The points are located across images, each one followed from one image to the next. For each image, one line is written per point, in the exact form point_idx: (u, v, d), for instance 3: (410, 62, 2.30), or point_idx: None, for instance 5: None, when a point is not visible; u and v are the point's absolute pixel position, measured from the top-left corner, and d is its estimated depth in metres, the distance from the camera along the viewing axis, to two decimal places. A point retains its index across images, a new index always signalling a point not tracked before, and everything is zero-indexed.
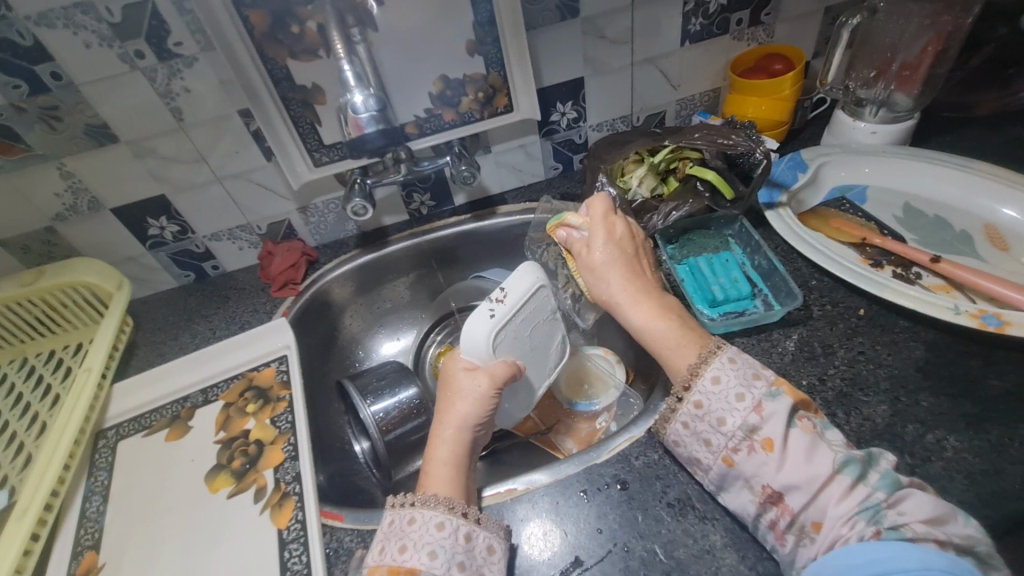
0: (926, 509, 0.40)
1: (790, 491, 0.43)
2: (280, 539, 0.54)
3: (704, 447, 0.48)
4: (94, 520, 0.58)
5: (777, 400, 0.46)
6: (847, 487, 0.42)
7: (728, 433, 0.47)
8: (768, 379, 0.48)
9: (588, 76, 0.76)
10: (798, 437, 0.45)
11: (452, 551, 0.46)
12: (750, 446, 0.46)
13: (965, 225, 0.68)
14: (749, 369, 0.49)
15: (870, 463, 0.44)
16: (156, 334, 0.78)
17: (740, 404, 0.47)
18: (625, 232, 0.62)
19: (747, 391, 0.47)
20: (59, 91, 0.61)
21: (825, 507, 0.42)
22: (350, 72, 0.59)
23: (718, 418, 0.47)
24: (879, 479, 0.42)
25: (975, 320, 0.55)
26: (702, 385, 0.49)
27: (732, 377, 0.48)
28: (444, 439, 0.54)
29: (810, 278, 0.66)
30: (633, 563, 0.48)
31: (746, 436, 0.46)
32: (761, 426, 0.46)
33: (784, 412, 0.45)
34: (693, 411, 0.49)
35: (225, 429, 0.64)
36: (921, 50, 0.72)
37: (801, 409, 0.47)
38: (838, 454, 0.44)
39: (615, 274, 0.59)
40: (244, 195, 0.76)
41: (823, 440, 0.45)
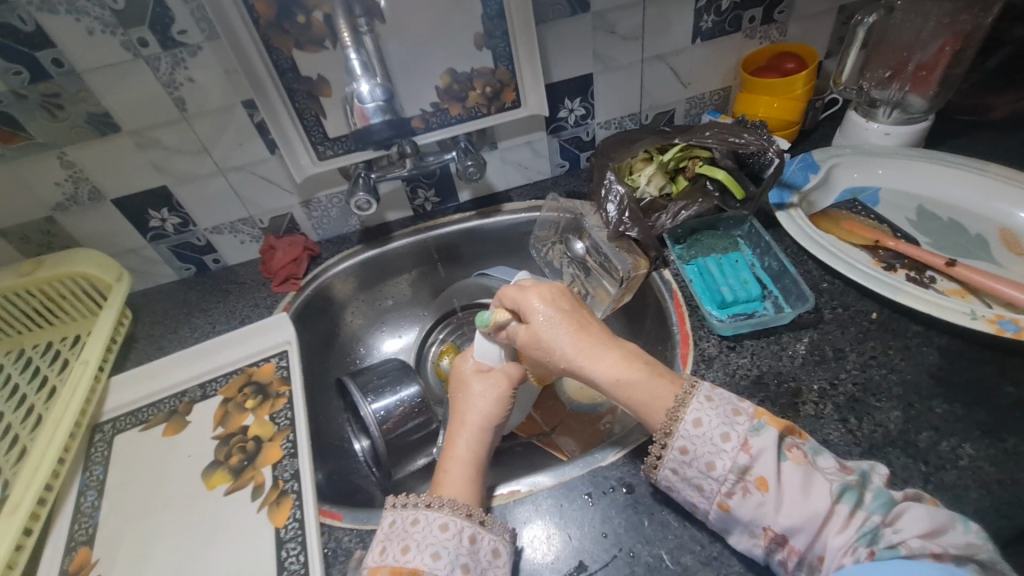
0: (923, 522, 0.39)
1: (794, 533, 0.41)
2: (278, 538, 0.53)
3: (697, 492, 0.45)
4: (88, 515, 0.57)
5: (763, 434, 0.44)
6: (847, 517, 0.41)
7: (719, 477, 0.44)
8: (749, 413, 0.46)
9: (597, 72, 0.75)
10: (791, 470, 0.43)
11: (456, 552, 0.44)
12: (744, 489, 0.43)
13: (979, 228, 0.66)
14: (727, 405, 0.47)
15: (864, 484, 0.42)
16: (156, 327, 0.77)
17: (727, 444, 0.44)
18: (554, 292, 0.56)
19: (731, 430, 0.45)
20: (61, 79, 0.60)
21: (828, 541, 0.40)
22: (356, 61, 0.58)
23: (707, 462, 0.45)
24: (874, 500, 0.41)
25: (993, 326, 0.53)
26: (685, 429, 0.46)
27: (714, 418, 0.46)
28: (464, 439, 0.53)
29: (821, 281, 0.65)
30: (638, 569, 0.47)
31: (739, 478, 0.44)
32: (751, 465, 0.44)
33: (772, 446, 0.44)
34: (679, 458, 0.46)
35: (223, 425, 0.63)
36: (938, 50, 0.71)
37: (788, 437, 0.45)
38: (833, 483, 0.42)
39: (562, 336, 0.53)
40: (246, 188, 0.75)
41: (816, 469, 0.43)
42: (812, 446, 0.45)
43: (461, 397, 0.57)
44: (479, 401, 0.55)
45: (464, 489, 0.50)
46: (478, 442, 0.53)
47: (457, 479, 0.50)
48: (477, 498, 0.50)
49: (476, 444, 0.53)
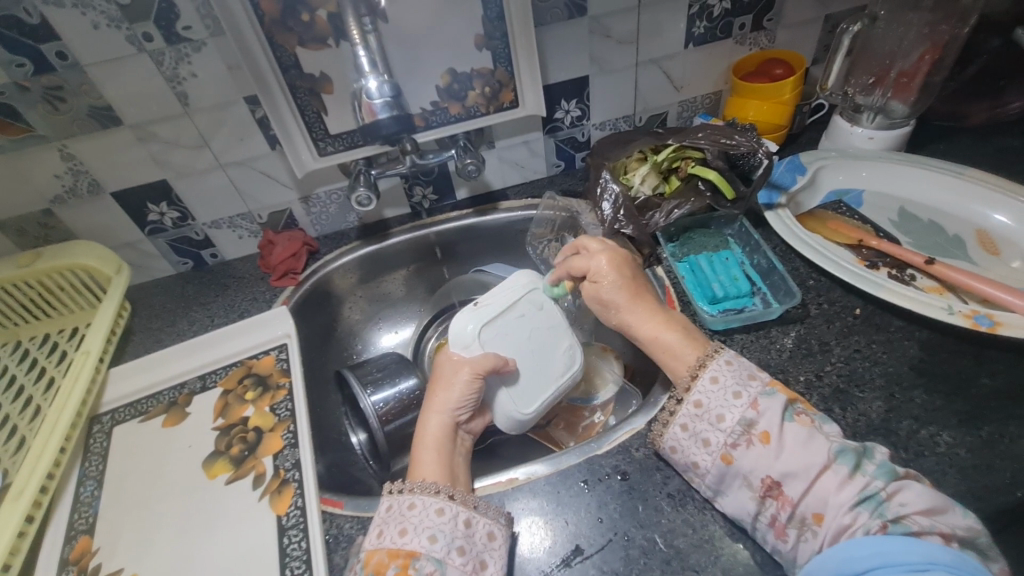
0: (924, 499, 0.41)
1: (787, 479, 0.44)
2: (280, 525, 0.54)
3: (702, 448, 0.48)
4: (88, 505, 0.57)
5: (772, 397, 0.48)
6: (845, 477, 0.43)
7: (727, 429, 0.48)
8: (763, 380, 0.50)
9: (593, 75, 0.77)
10: (795, 429, 0.46)
11: (452, 536, 0.46)
12: (748, 441, 0.47)
13: (957, 230, 0.69)
14: (744, 370, 0.50)
15: (866, 454, 0.44)
16: (154, 321, 0.78)
17: (737, 401, 0.48)
18: (620, 258, 0.63)
19: (743, 389, 0.48)
20: (65, 72, 0.61)
21: (825, 497, 0.43)
22: (365, 58, 0.59)
23: (717, 415, 0.48)
24: (876, 469, 0.43)
25: (969, 320, 0.56)
26: (702, 385, 0.50)
27: (729, 377, 0.50)
28: (428, 426, 0.56)
29: (808, 278, 0.67)
30: (634, 551, 0.48)
31: (744, 430, 0.47)
32: (757, 420, 0.47)
33: (779, 407, 0.47)
34: (692, 411, 0.50)
35: (223, 416, 0.64)
36: (918, 58, 0.73)
37: (797, 405, 0.48)
38: (834, 445, 0.45)
39: (626, 301, 0.60)
40: (246, 183, 0.76)
41: (821, 432, 0.46)
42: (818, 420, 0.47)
43: (432, 386, 0.59)
44: (444, 389, 0.58)
45: (441, 475, 0.51)
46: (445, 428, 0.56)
47: (427, 463, 0.53)
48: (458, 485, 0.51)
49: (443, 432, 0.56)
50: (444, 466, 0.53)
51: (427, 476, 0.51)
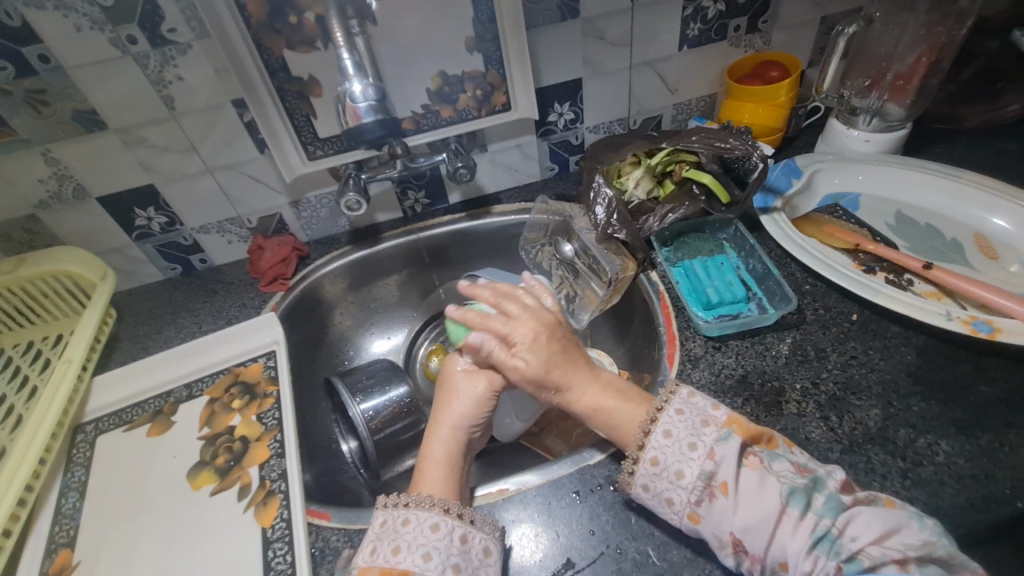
0: (875, 527, 0.40)
1: (748, 534, 0.42)
2: (265, 538, 0.52)
3: (668, 507, 0.46)
4: (69, 517, 0.56)
5: (728, 442, 0.46)
6: (797, 520, 0.41)
7: (688, 486, 0.45)
8: (719, 422, 0.47)
9: (586, 77, 0.77)
10: (748, 477, 0.44)
11: (447, 553, 0.45)
12: (710, 495, 0.45)
13: (955, 234, 0.68)
14: (697, 416, 0.48)
15: (815, 488, 0.43)
16: (140, 328, 0.76)
17: (693, 453, 0.46)
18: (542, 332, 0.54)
19: (697, 440, 0.46)
20: (47, 75, 0.60)
21: (785, 545, 0.41)
22: (349, 61, 0.58)
23: (676, 471, 0.46)
24: (824, 504, 0.42)
25: (967, 326, 0.55)
26: (656, 441, 0.48)
27: (683, 429, 0.47)
28: (438, 437, 0.54)
29: (804, 283, 0.66)
30: (626, 565, 0.47)
31: (705, 484, 0.45)
32: (716, 471, 0.45)
33: (734, 452, 0.45)
34: (651, 470, 0.47)
35: (209, 426, 0.63)
36: (915, 61, 0.73)
37: (749, 445, 0.47)
38: (783, 487, 0.43)
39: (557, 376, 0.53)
40: (235, 187, 0.75)
41: (771, 472, 0.44)
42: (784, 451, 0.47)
43: (443, 395, 0.58)
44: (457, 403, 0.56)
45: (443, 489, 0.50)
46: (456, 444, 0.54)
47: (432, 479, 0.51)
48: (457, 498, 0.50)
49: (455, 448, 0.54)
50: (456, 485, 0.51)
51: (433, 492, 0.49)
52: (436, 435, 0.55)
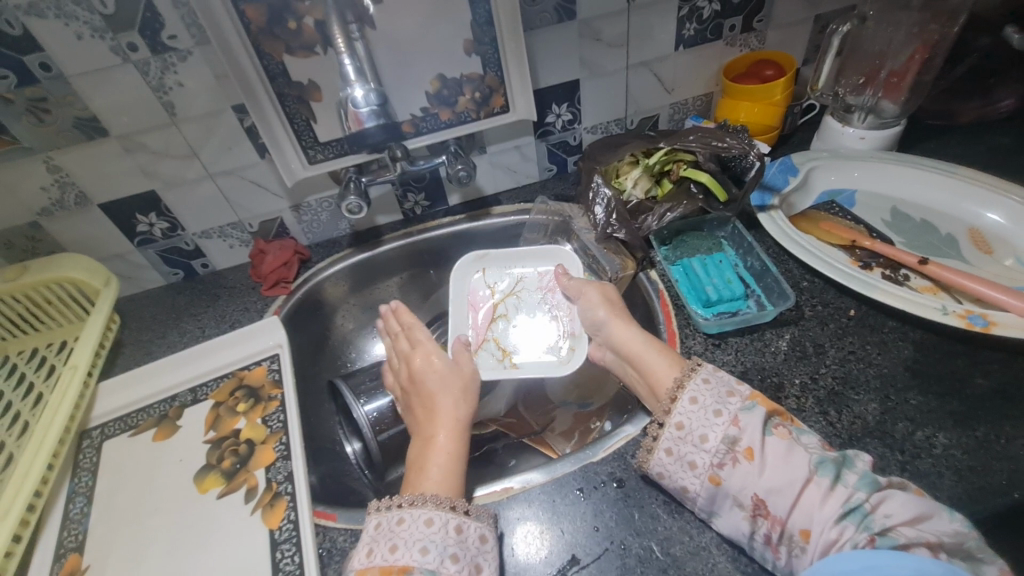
0: (909, 510, 0.40)
1: (772, 497, 0.43)
2: (272, 540, 0.53)
3: (690, 471, 0.47)
4: (78, 521, 0.56)
5: (752, 412, 0.46)
6: (827, 490, 0.42)
7: (711, 449, 0.46)
8: (743, 395, 0.48)
9: (584, 78, 0.77)
10: (775, 444, 0.45)
11: (444, 544, 0.45)
12: (733, 460, 0.45)
13: (950, 229, 0.69)
14: (722, 387, 0.49)
15: (846, 464, 0.43)
16: (143, 333, 0.77)
17: (718, 419, 0.47)
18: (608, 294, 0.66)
19: (723, 407, 0.47)
20: (49, 84, 0.60)
21: (810, 513, 0.42)
22: (350, 67, 0.58)
23: (700, 435, 0.47)
24: (858, 480, 0.42)
25: (963, 320, 0.56)
26: (682, 406, 0.49)
27: (709, 396, 0.48)
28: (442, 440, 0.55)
29: (801, 280, 0.67)
30: (630, 560, 0.48)
31: (728, 449, 0.46)
32: (740, 436, 0.45)
33: (759, 422, 0.46)
34: (675, 434, 0.48)
35: (215, 429, 0.63)
36: (909, 58, 0.74)
37: (774, 417, 0.47)
38: (813, 456, 0.44)
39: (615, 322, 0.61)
40: (236, 192, 0.75)
41: (800, 444, 0.45)
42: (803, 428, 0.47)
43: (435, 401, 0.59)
44: (442, 394, 0.59)
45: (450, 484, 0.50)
46: (454, 429, 0.56)
47: (436, 471, 0.51)
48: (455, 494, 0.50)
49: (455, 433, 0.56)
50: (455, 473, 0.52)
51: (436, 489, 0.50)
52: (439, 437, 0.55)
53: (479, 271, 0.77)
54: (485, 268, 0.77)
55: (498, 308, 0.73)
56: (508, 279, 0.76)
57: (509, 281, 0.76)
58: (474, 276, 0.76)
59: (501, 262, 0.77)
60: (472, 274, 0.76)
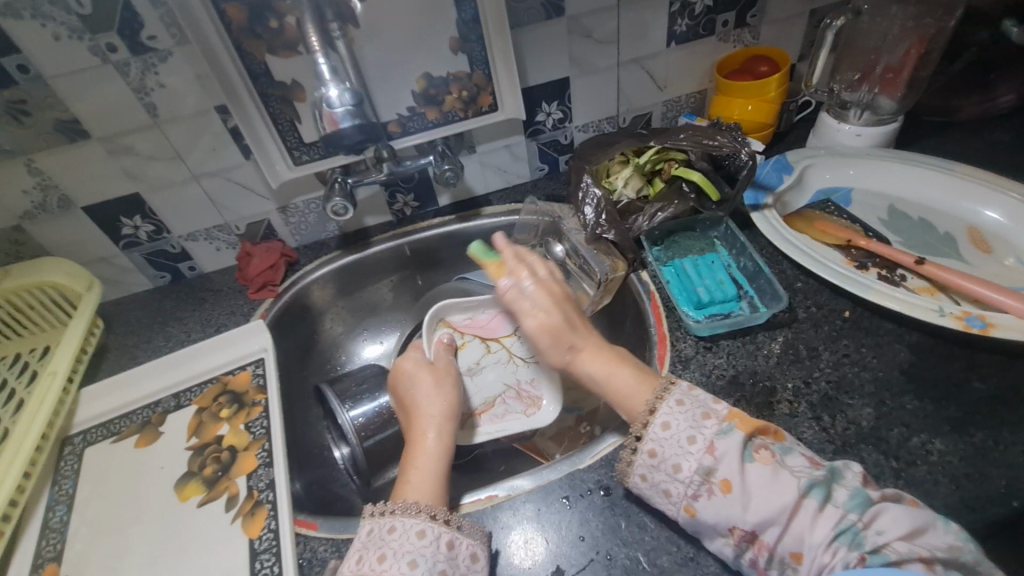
0: (903, 524, 0.39)
1: (763, 526, 0.41)
2: (252, 549, 0.52)
3: (666, 498, 0.46)
4: (57, 530, 0.55)
5: (729, 436, 0.44)
6: (817, 512, 0.40)
7: (685, 480, 0.44)
8: (719, 417, 0.45)
9: (574, 76, 0.76)
10: (756, 471, 0.42)
11: (433, 559, 0.44)
12: (709, 491, 0.43)
13: (948, 228, 0.68)
14: (697, 409, 0.46)
15: (835, 480, 0.42)
16: (129, 337, 0.76)
17: (692, 448, 0.45)
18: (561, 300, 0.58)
19: (697, 433, 0.45)
20: (27, 85, 0.59)
21: (802, 536, 0.40)
22: (325, 66, 0.57)
23: (673, 465, 0.45)
24: (849, 499, 0.41)
25: (960, 322, 0.54)
26: (654, 432, 0.46)
27: (682, 421, 0.46)
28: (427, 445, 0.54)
29: (795, 281, 0.65)
30: (616, 571, 0.47)
31: (704, 480, 0.43)
32: (716, 467, 0.43)
33: (737, 448, 0.43)
34: (648, 461, 0.46)
35: (197, 435, 0.62)
36: (904, 53, 0.72)
37: (756, 438, 0.45)
38: (801, 479, 0.41)
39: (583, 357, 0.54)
40: (222, 194, 0.74)
41: (785, 467, 0.42)
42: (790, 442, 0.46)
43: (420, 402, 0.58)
44: (426, 395, 0.58)
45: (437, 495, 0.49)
46: (438, 429, 0.56)
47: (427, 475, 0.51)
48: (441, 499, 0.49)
49: (439, 433, 0.55)
50: (441, 472, 0.52)
51: (421, 491, 0.49)
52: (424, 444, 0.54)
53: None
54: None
55: (495, 341, 0.75)
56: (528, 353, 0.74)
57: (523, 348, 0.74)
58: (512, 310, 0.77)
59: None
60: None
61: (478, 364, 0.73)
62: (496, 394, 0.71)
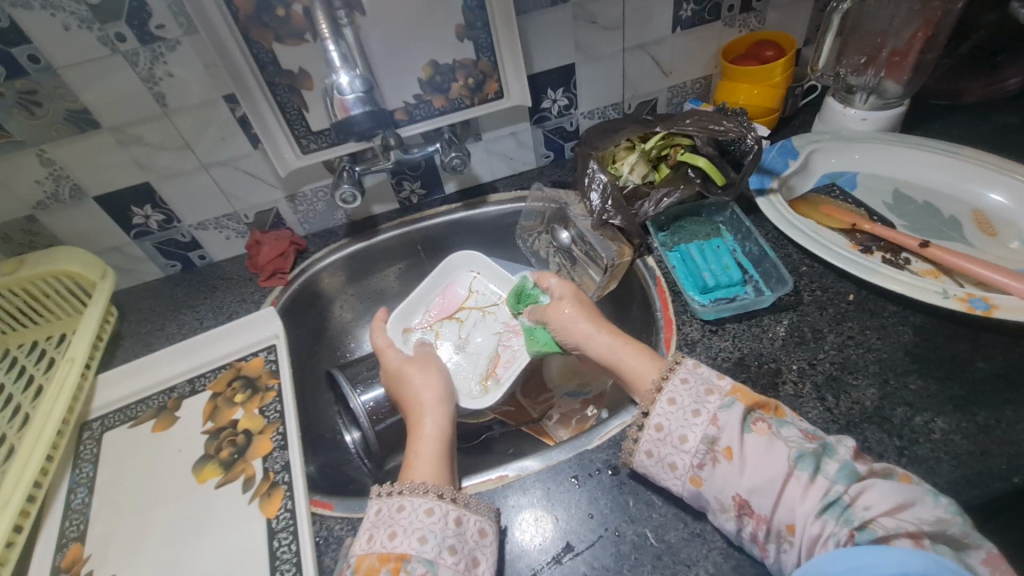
0: (890, 499, 0.40)
1: (755, 495, 0.43)
2: (269, 528, 0.53)
3: (671, 472, 0.47)
4: (80, 512, 0.57)
5: (732, 409, 0.46)
6: (806, 483, 0.42)
7: (691, 450, 0.46)
8: (722, 391, 0.48)
9: (579, 62, 0.76)
10: (754, 441, 0.45)
11: (442, 535, 0.45)
12: (712, 460, 0.45)
13: (953, 211, 0.68)
14: (702, 385, 0.49)
15: (827, 454, 0.43)
16: (143, 325, 0.77)
17: (696, 420, 0.47)
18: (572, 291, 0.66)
19: (701, 406, 0.47)
20: (38, 76, 0.60)
21: (792, 507, 0.42)
22: (335, 52, 0.57)
23: (680, 436, 0.47)
24: (838, 470, 0.42)
25: (964, 304, 0.55)
26: (661, 407, 0.49)
27: (687, 397, 0.48)
28: (425, 429, 0.56)
29: (801, 265, 0.66)
30: (624, 547, 0.48)
31: (708, 449, 0.46)
32: (720, 435, 0.45)
33: (737, 419, 0.45)
34: (654, 435, 0.48)
35: (213, 420, 0.63)
36: (911, 36, 0.71)
37: (755, 412, 0.47)
38: (792, 450, 0.43)
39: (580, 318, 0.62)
40: (231, 183, 0.75)
41: (780, 438, 0.44)
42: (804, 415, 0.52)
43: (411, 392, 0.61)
44: (419, 384, 0.61)
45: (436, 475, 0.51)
46: (434, 414, 0.58)
47: (428, 461, 0.52)
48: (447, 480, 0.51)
49: (434, 417, 0.58)
50: (443, 451, 0.54)
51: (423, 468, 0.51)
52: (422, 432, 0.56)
53: (473, 272, 0.82)
54: (478, 273, 0.81)
55: (459, 310, 0.77)
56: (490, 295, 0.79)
57: (489, 297, 0.79)
58: (466, 274, 0.82)
59: (495, 276, 0.80)
60: (463, 272, 0.82)
61: (463, 339, 0.75)
62: (496, 346, 0.74)
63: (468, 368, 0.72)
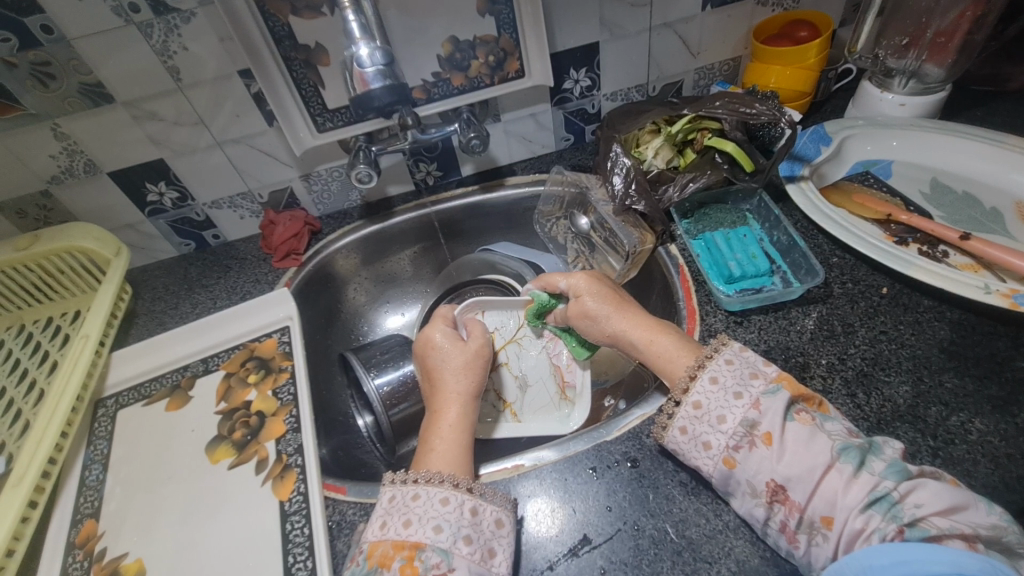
0: (942, 500, 0.38)
1: (791, 482, 0.42)
2: (282, 511, 0.53)
3: (703, 452, 0.46)
4: (94, 489, 0.57)
5: (775, 395, 0.45)
6: (850, 477, 0.40)
7: (729, 431, 0.45)
8: (767, 377, 0.47)
9: (604, 41, 0.73)
10: (796, 430, 0.43)
11: (458, 525, 0.44)
12: (751, 443, 0.44)
13: (995, 202, 0.65)
14: (746, 369, 0.48)
15: (873, 451, 0.42)
16: (156, 303, 0.77)
17: (738, 402, 0.46)
18: (588, 281, 0.61)
19: (743, 390, 0.46)
20: (51, 47, 0.58)
21: (833, 499, 0.40)
22: (355, 23, 0.55)
23: (717, 416, 0.46)
24: (885, 468, 0.40)
25: (1006, 300, 0.52)
26: (702, 386, 0.48)
27: (730, 378, 0.47)
28: (449, 419, 0.54)
29: (831, 255, 0.63)
30: (643, 542, 0.46)
31: (747, 432, 0.44)
32: (760, 420, 0.44)
33: (782, 406, 0.44)
34: (691, 413, 0.47)
35: (226, 400, 0.63)
36: (958, 17, 0.66)
37: (798, 403, 0.46)
38: (835, 442, 0.42)
39: (613, 314, 0.58)
40: (245, 161, 0.73)
41: (822, 430, 0.43)
42: (837, 405, 0.50)
43: (443, 373, 0.58)
44: (453, 369, 0.58)
45: (457, 466, 0.49)
46: (462, 404, 0.56)
47: (446, 454, 0.50)
48: (466, 470, 0.50)
49: (460, 408, 0.55)
50: (464, 446, 0.52)
51: (442, 462, 0.49)
52: (446, 421, 0.54)
53: (479, 314, 0.72)
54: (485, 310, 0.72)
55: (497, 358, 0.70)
56: (509, 322, 0.72)
57: (511, 325, 0.72)
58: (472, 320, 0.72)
59: (501, 306, 0.72)
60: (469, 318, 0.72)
61: (519, 376, 0.70)
62: (549, 364, 0.71)
63: (541, 396, 0.69)
